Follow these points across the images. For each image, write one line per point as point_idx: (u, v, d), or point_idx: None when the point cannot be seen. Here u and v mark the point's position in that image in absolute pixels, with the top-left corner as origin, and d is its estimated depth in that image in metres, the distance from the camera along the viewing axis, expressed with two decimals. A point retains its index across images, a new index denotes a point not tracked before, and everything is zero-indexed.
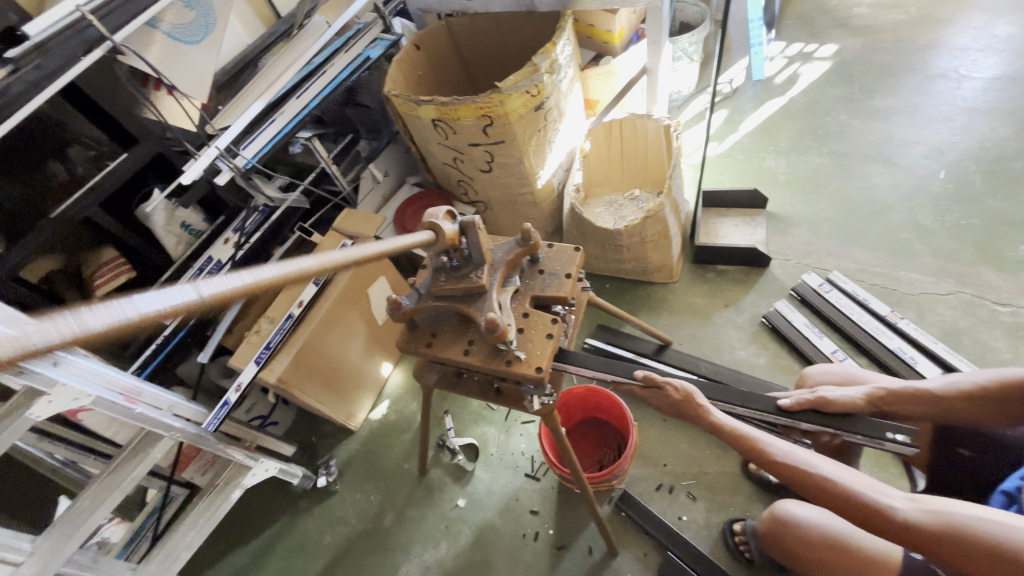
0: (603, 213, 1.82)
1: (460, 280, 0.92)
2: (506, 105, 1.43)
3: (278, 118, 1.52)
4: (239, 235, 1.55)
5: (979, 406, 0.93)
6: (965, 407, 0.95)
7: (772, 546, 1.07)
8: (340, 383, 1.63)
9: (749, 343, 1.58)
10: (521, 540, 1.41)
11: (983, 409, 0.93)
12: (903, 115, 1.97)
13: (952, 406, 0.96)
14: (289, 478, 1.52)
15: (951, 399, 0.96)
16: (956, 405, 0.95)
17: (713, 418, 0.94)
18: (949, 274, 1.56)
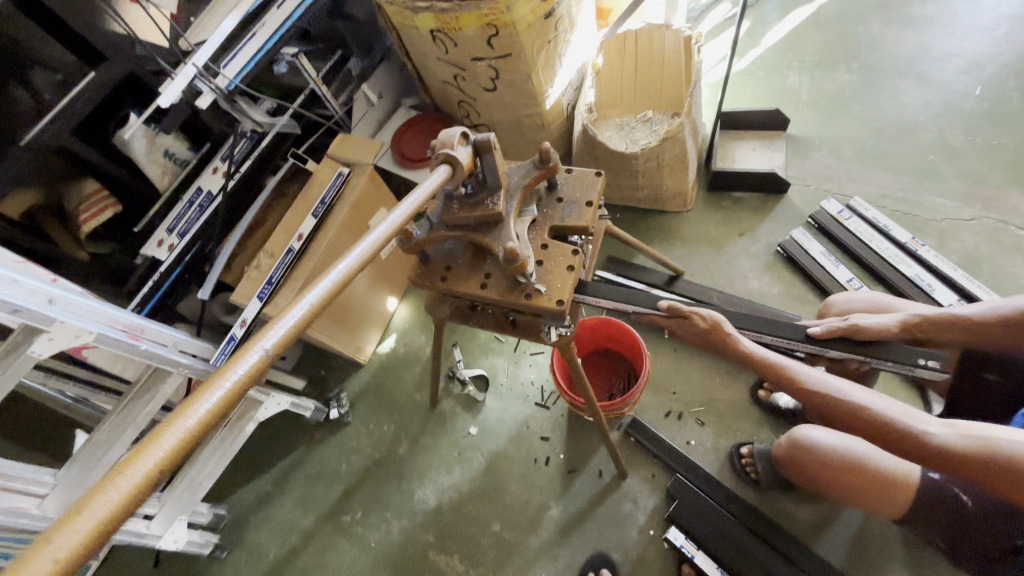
0: (613, 137, 1.71)
1: (474, 207, 0.86)
2: (512, 12, 1.29)
3: (259, 32, 1.37)
4: (228, 163, 1.45)
5: (1014, 331, 0.94)
6: (998, 333, 0.96)
7: (785, 466, 1.11)
8: (347, 317, 1.60)
9: (763, 272, 1.55)
10: (532, 465, 1.46)
11: (1018, 335, 0.94)
12: (941, 23, 1.81)
13: (985, 333, 0.97)
14: (302, 411, 1.55)
15: (986, 326, 0.97)
16: (990, 333, 0.96)
17: (743, 347, 0.98)
18: (975, 198, 1.50)
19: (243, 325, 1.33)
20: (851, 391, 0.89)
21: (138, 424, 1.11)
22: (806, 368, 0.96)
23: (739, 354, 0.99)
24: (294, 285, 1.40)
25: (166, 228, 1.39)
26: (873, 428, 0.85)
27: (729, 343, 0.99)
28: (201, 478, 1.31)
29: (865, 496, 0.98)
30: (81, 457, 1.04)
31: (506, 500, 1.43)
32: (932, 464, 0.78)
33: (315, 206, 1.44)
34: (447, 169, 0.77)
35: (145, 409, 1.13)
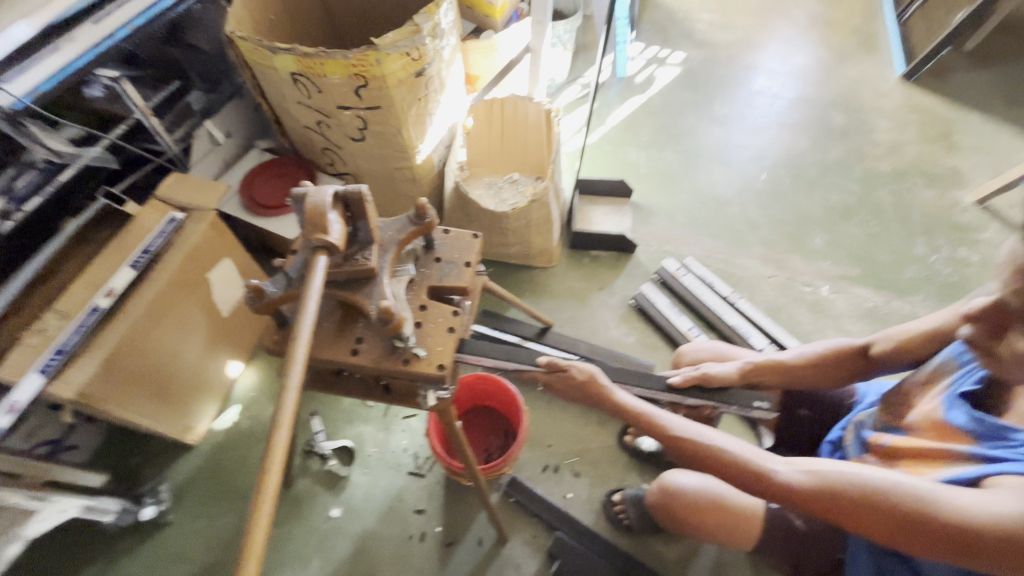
0: (484, 195, 1.77)
1: (342, 263, 0.78)
2: (383, 66, 1.27)
3: (64, 47, 1.14)
4: (4, 199, 1.14)
5: (818, 372, 1.13)
6: (810, 374, 1.14)
7: (656, 511, 1.16)
8: (173, 390, 1.32)
9: (621, 323, 1.69)
10: (406, 543, 1.31)
11: (822, 375, 1.13)
12: (734, 122, 2.28)
13: (800, 375, 1.14)
14: (99, 517, 1.21)
15: (800, 369, 1.14)
16: (804, 375, 1.14)
17: (615, 398, 1.01)
18: (770, 260, 1.85)
19: (10, 413, 0.98)
20: (712, 437, 0.95)
21: None
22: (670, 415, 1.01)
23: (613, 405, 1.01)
24: (98, 354, 1.12)
25: None
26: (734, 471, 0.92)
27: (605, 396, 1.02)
28: None
29: (723, 531, 1.07)
30: None
31: None
32: (783, 499, 0.88)
33: (134, 255, 1.18)
34: (320, 256, 0.71)
35: None
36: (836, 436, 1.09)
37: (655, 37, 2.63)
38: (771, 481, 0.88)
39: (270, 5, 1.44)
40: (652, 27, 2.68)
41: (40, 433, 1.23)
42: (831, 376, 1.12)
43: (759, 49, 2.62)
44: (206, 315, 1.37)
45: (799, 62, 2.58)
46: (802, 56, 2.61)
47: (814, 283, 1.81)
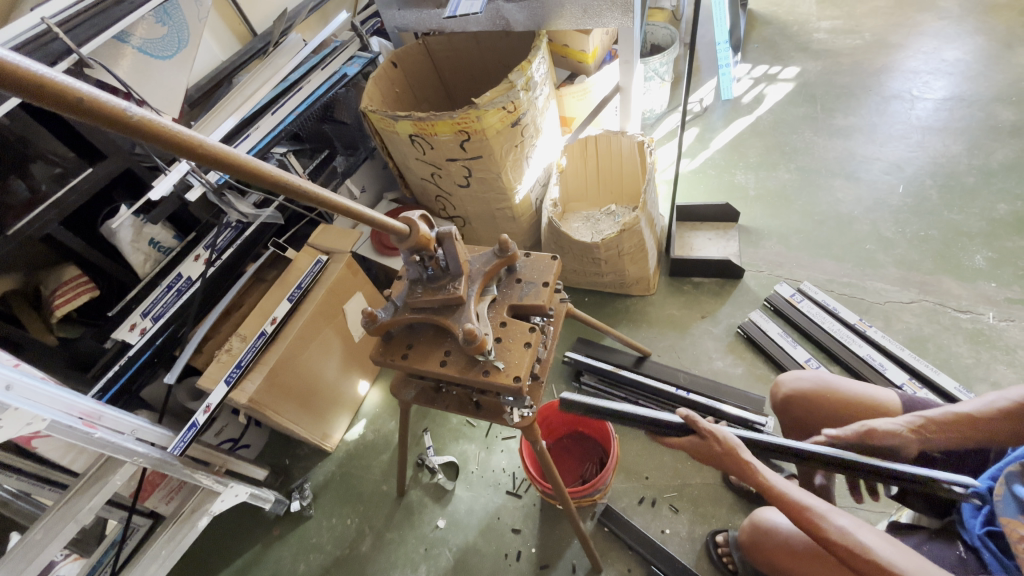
0: (581, 228, 1.85)
1: (437, 290, 0.91)
2: (483, 121, 1.44)
3: (253, 133, 1.49)
4: (210, 251, 1.53)
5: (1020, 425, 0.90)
6: (1000, 429, 0.91)
7: (754, 557, 1.10)
8: (317, 402, 1.59)
9: (726, 353, 1.60)
10: (502, 560, 1.38)
11: (1022, 429, 0.89)
12: (863, 132, 2.06)
13: (985, 429, 0.92)
14: (261, 503, 1.48)
15: (987, 422, 0.92)
16: (997, 427, 0.91)
17: (762, 477, 0.86)
18: (912, 283, 1.62)
19: (206, 412, 1.30)
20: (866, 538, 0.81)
21: (78, 520, 1.07)
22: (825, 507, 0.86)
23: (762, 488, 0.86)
24: (263, 368, 1.41)
25: (141, 312, 1.39)
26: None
27: (754, 474, 0.86)
28: None
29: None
30: (9, 559, 0.99)
31: None
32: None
33: (291, 290, 1.47)
34: (405, 226, 0.79)
35: (89, 502, 1.09)
36: (981, 487, 0.89)
37: (765, 55, 2.51)
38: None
39: (396, 81, 1.73)
40: (761, 45, 2.58)
41: (226, 431, 1.58)
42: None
43: (894, 50, 2.35)
44: (341, 339, 1.63)
45: (949, 57, 2.25)
46: (953, 50, 2.28)
47: (976, 309, 1.53)
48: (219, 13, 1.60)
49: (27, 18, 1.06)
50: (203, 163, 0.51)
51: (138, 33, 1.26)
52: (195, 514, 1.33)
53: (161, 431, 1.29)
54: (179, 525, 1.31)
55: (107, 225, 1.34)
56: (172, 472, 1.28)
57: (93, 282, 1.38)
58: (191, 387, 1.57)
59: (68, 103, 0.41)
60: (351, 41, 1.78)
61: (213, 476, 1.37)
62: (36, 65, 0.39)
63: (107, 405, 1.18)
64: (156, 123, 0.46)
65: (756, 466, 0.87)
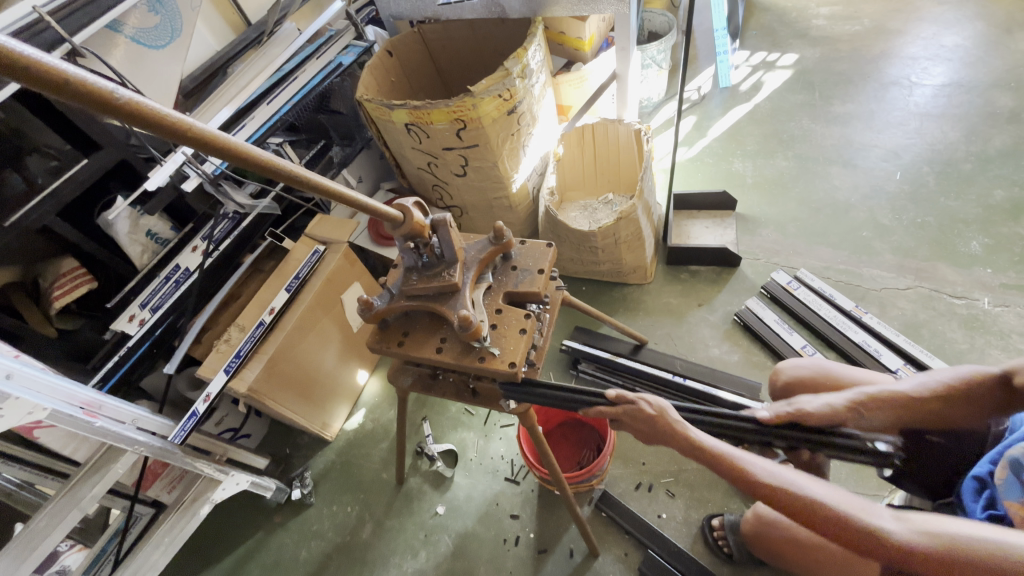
0: (578, 217, 1.85)
1: (432, 278, 0.92)
2: (479, 109, 1.44)
3: (249, 123, 1.49)
4: (207, 243, 1.52)
5: (947, 405, 0.92)
6: (931, 407, 0.93)
7: (759, 546, 1.13)
8: (315, 391, 1.60)
9: (722, 341, 1.61)
10: (501, 546, 1.39)
11: (948, 409, 0.92)
12: (860, 120, 2.06)
13: (921, 408, 0.94)
14: (262, 491, 1.50)
15: (922, 401, 0.93)
16: (925, 407, 0.93)
17: (689, 435, 0.82)
18: (908, 269, 1.62)
19: (206, 400, 1.31)
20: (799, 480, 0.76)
21: (81, 507, 1.08)
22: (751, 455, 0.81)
23: (686, 445, 0.82)
24: (262, 358, 1.41)
25: (139, 303, 1.40)
26: (833, 524, 0.71)
27: (675, 434, 0.83)
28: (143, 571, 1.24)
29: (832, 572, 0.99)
30: (16, 545, 1.01)
31: None
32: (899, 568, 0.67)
33: (289, 281, 1.48)
34: (399, 213, 0.79)
35: (92, 490, 1.10)
36: (983, 471, 0.88)
37: (763, 42, 2.50)
38: (876, 539, 0.68)
39: (391, 70, 1.72)
40: (760, 32, 2.56)
41: (226, 421, 1.59)
42: (954, 410, 0.92)
43: (893, 36, 2.33)
44: (340, 329, 1.64)
45: (948, 43, 2.24)
46: (952, 36, 2.26)
47: (971, 295, 1.53)
48: (213, 2, 1.59)
49: (17, 7, 1.04)
50: (195, 147, 0.50)
51: (131, 22, 1.25)
52: (196, 502, 1.35)
53: (162, 420, 1.30)
54: (182, 513, 1.34)
55: (103, 216, 1.34)
56: (172, 460, 1.29)
57: (90, 273, 1.39)
58: (191, 377, 1.58)
59: (55, 85, 0.41)
60: (347, 30, 1.78)
61: (214, 465, 1.39)
62: (23, 46, 0.39)
63: (107, 395, 1.19)
64: (142, 105, 0.45)
65: (681, 426, 0.83)
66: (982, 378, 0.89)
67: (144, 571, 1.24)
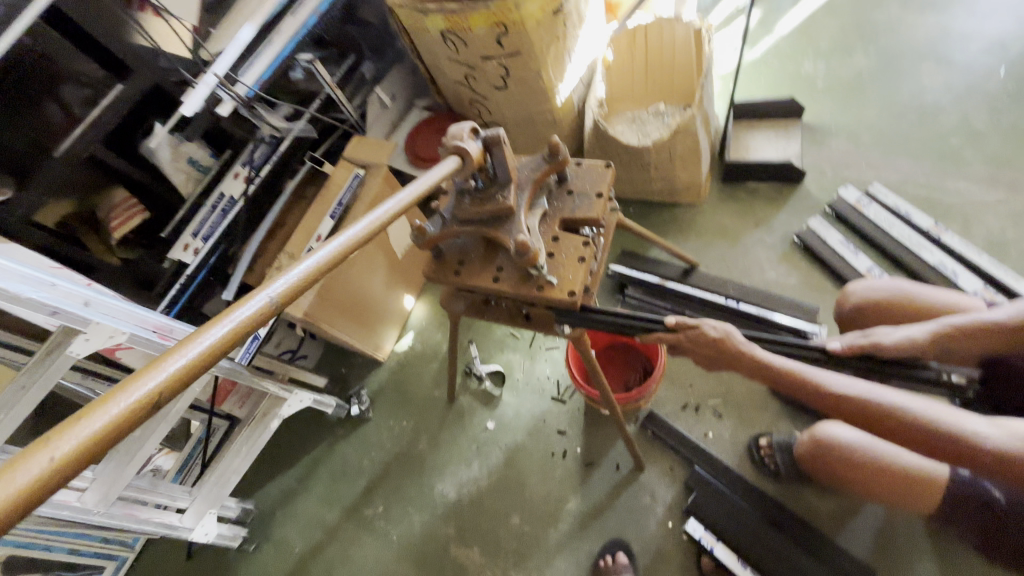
0: (626, 130, 1.69)
1: (485, 201, 0.88)
2: (521, 10, 1.30)
3: (275, 39, 1.42)
4: (248, 168, 1.52)
5: None
6: None
7: (810, 464, 1.07)
8: (367, 316, 1.64)
9: (779, 263, 1.53)
10: (550, 458, 1.47)
11: None
12: (963, 4, 1.76)
13: (1016, 336, 0.85)
14: (324, 408, 1.60)
15: (1019, 329, 0.85)
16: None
17: (757, 357, 0.84)
18: (1001, 181, 1.46)
19: (265, 325, 1.38)
20: (876, 393, 0.80)
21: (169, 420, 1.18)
22: (825, 372, 0.85)
23: (755, 366, 0.84)
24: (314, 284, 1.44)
25: (192, 232, 1.44)
26: (913, 432, 0.76)
27: (743, 356, 0.84)
28: (228, 473, 1.41)
29: (894, 492, 0.95)
30: (115, 455, 1.11)
31: (525, 493, 1.44)
32: (988, 470, 0.70)
33: (333, 207, 1.48)
34: (457, 160, 0.79)
35: (176, 406, 1.19)
36: None
37: None
38: (962, 443, 0.72)
39: None
40: None
41: (284, 343, 1.67)
42: None
43: None
44: (385, 255, 1.64)
45: None
46: None
47: None
48: None
49: None
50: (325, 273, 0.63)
51: None
52: (266, 417, 1.47)
53: (227, 343, 1.39)
54: (254, 426, 1.46)
55: (147, 144, 1.36)
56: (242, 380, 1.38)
57: (141, 204, 1.44)
58: None
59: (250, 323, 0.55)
60: None
61: (278, 384, 1.48)
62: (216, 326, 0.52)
63: (175, 321, 1.25)
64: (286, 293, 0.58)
65: (747, 347, 0.84)
66: None
67: (229, 474, 1.41)
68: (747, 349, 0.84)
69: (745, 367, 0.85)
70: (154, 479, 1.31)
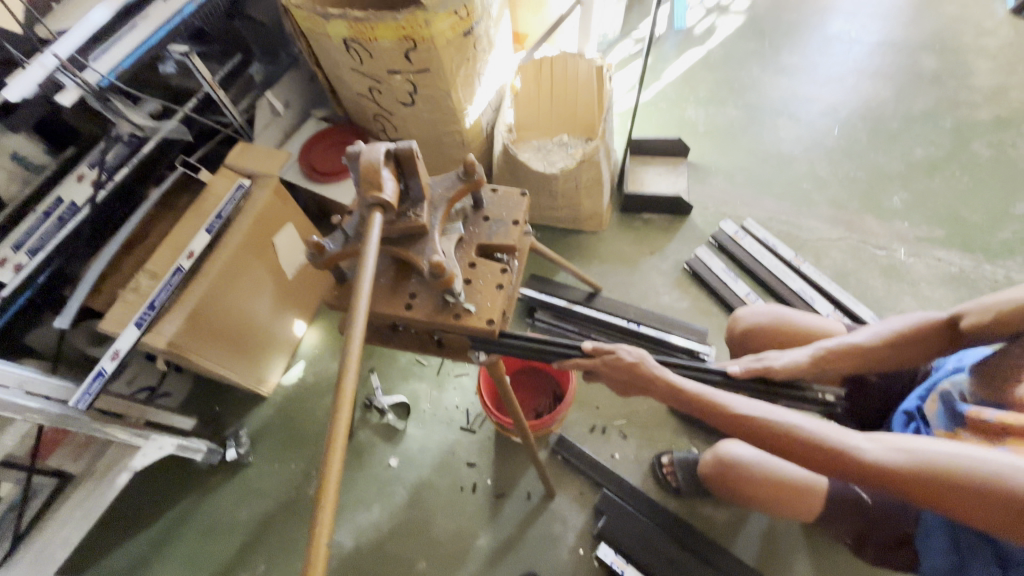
0: (532, 157, 1.76)
1: (397, 219, 0.81)
2: (431, 27, 1.27)
3: (140, 24, 1.21)
4: (97, 170, 1.25)
5: (898, 353, 0.97)
6: (885, 355, 0.98)
7: (712, 482, 1.12)
8: (249, 345, 1.44)
9: (673, 288, 1.65)
10: (458, 493, 1.39)
11: (900, 355, 0.97)
12: (806, 73, 2.10)
13: (874, 355, 0.98)
14: (191, 454, 1.36)
15: (876, 350, 0.98)
16: (880, 356, 0.98)
17: (669, 379, 0.86)
18: (841, 221, 1.73)
19: (114, 359, 1.13)
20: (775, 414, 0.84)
21: None
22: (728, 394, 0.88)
23: (667, 389, 0.86)
24: (183, 310, 1.23)
25: (12, 244, 1.13)
26: (810, 448, 0.79)
27: (657, 379, 0.86)
28: (53, 545, 1.15)
29: (784, 503, 1.03)
30: None
31: (433, 534, 1.34)
32: (871, 482, 0.75)
33: (211, 220, 1.27)
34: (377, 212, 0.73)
35: None
36: (912, 406, 0.97)
37: None
38: (848, 458, 0.76)
39: None
40: None
41: (139, 379, 1.40)
42: (908, 356, 0.97)
43: None
44: (273, 276, 1.46)
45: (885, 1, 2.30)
46: None
47: (891, 246, 1.67)
48: None
49: None
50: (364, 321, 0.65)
51: None
52: (112, 472, 1.21)
53: (60, 384, 1.11)
54: (95, 483, 1.20)
55: None
56: (76, 427, 1.12)
57: None
58: (90, 332, 1.35)
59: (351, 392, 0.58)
60: None
61: (129, 430, 1.23)
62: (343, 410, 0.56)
63: None
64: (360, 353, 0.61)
65: (659, 371, 0.86)
66: (930, 325, 0.94)
67: (55, 547, 1.15)
68: (658, 372, 0.86)
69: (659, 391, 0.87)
70: None
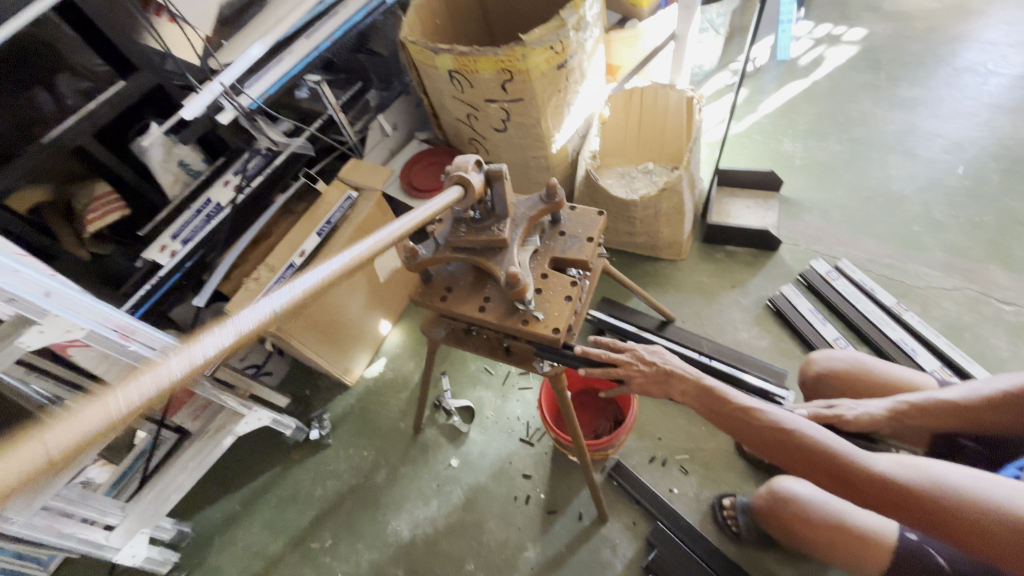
0: (615, 184, 1.79)
1: (481, 232, 0.89)
2: (528, 60, 1.37)
3: (286, 58, 1.45)
4: (240, 177, 1.50)
5: (1002, 415, 0.89)
6: (986, 416, 0.90)
7: (765, 515, 1.06)
8: (341, 337, 1.61)
9: (752, 325, 1.58)
10: (511, 502, 1.42)
11: (1007, 417, 0.89)
12: (927, 106, 1.93)
13: (969, 415, 0.92)
14: (282, 428, 1.54)
15: (971, 410, 0.92)
16: (977, 416, 0.91)
17: (691, 377, 0.93)
18: (958, 269, 1.55)
19: None
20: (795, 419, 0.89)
21: None
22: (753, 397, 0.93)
23: (689, 382, 0.94)
24: None
25: (170, 234, 1.40)
26: (833, 466, 0.83)
27: (678, 376, 0.93)
28: (170, 490, 1.33)
29: (844, 552, 0.94)
30: None
31: (483, 538, 1.39)
32: (882, 496, 0.80)
33: (320, 225, 1.48)
34: (460, 190, 0.80)
35: None
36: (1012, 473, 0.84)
37: (831, 13, 2.32)
38: (862, 470, 0.82)
39: (437, 12, 1.63)
40: (828, 1, 2.37)
41: (249, 357, 1.62)
42: (1014, 420, 0.88)
43: (973, 18, 2.15)
44: (367, 277, 1.63)
45: None
46: None
47: (1021, 302, 1.47)
48: None
49: None
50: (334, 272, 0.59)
51: None
52: (219, 432, 1.40)
53: None
54: (206, 441, 1.39)
55: (139, 142, 1.35)
56: (200, 390, 1.32)
57: (123, 202, 1.39)
58: (217, 312, 1.60)
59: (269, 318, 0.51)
60: None
61: (238, 399, 1.42)
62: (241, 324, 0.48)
63: (139, 321, 1.21)
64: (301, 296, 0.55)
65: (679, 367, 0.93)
66: None
67: (170, 491, 1.33)
68: (682, 369, 0.93)
69: (687, 386, 0.94)
70: (84, 491, 1.26)
